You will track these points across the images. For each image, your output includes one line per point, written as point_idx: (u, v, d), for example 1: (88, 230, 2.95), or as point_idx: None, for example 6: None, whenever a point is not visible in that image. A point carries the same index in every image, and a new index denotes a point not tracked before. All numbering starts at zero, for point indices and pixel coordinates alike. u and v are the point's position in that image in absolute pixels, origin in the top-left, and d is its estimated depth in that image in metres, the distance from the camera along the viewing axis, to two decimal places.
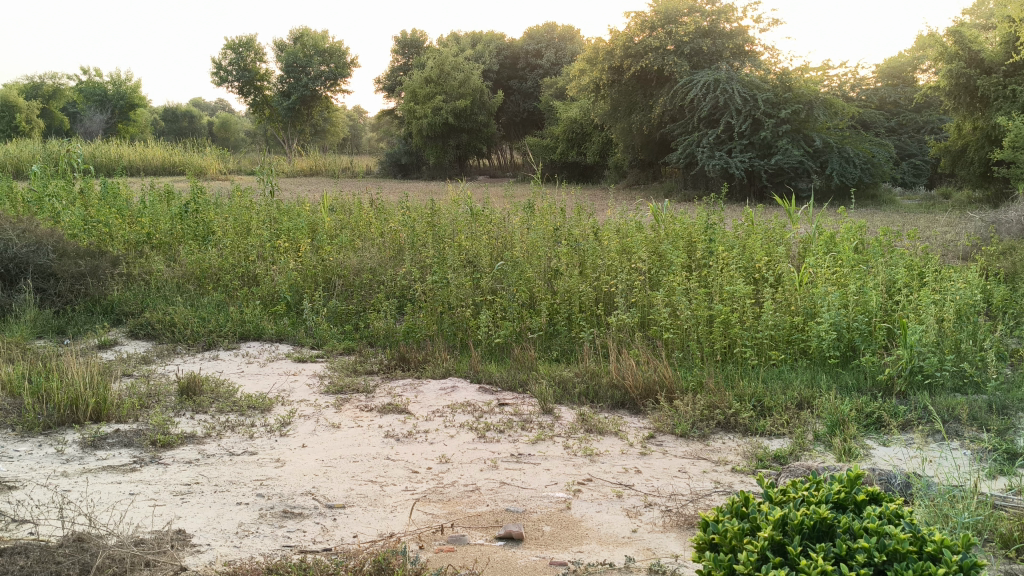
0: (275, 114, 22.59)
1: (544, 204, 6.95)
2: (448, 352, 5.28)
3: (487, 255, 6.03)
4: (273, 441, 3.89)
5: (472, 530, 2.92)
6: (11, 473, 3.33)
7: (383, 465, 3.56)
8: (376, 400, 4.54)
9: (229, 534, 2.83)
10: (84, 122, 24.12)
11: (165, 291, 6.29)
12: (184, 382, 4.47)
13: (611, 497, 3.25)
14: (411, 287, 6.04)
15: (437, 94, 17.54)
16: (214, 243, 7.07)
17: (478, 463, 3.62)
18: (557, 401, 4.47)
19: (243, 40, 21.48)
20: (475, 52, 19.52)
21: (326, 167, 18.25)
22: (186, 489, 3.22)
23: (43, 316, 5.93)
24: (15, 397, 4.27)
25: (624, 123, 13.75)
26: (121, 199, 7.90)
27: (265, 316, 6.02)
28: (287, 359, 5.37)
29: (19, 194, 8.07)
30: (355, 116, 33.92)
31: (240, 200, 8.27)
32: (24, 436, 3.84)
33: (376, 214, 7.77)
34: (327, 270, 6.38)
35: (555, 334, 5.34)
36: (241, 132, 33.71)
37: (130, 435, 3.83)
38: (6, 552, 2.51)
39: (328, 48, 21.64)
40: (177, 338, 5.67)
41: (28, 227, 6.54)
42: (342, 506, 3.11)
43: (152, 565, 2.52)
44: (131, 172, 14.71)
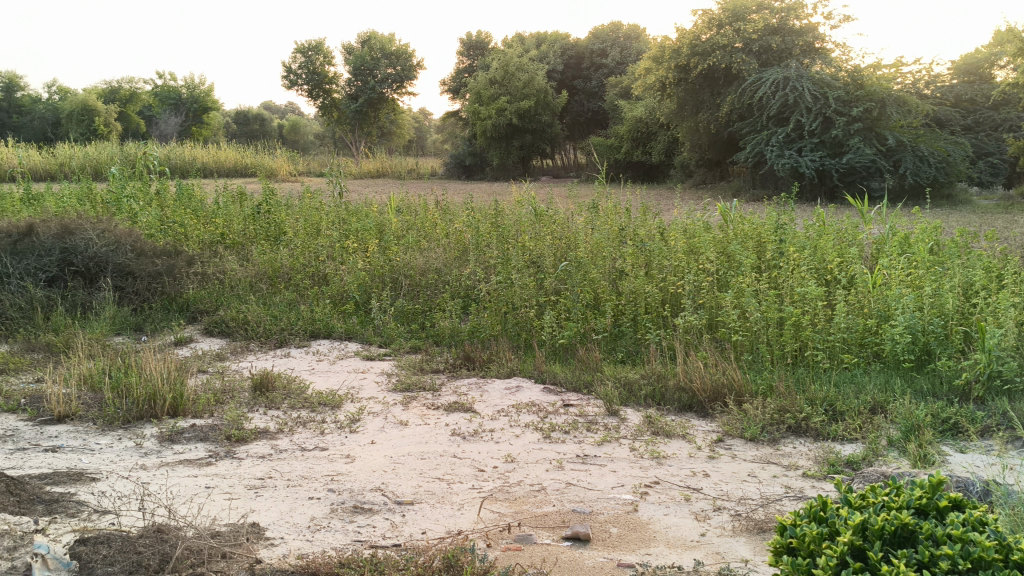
0: (343, 117, 22.90)
1: (609, 204, 6.90)
2: (512, 351, 5.29)
3: (551, 256, 6.01)
4: (343, 437, 3.95)
5: (540, 530, 2.92)
6: (94, 466, 3.44)
7: (450, 464, 3.58)
8: (443, 398, 4.57)
9: (301, 528, 2.87)
10: (159, 125, 24.79)
11: (238, 291, 6.43)
12: (257, 378, 4.57)
13: (679, 500, 3.21)
14: (476, 287, 6.06)
15: (503, 95, 17.60)
16: (285, 243, 7.21)
17: (544, 463, 3.61)
18: (624, 404, 4.44)
19: (312, 44, 21.86)
20: (541, 52, 19.55)
21: (392, 168, 18.48)
22: (259, 483, 3.29)
23: (121, 313, 6.10)
24: (96, 392, 4.42)
25: (690, 122, 13.61)
26: (196, 200, 8.12)
27: (334, 315, 6.12)
28: (355, 357, 5.44)
29: (99, 195, 8.33)
30: (420, 118, 34.27)
31: (310, 200, 8.43)
32: (105, 429, 3.96)
33: (442, 215, 7.81)
34: (394, 270, 6.44)
35: (621, 336, 5.30)
36: (310, 135, 34.31)
37: (206, 430, 3.93)
38: (89, 542, 2.60)
39: (395, 51, 21.89)
40: (250, 336, 5.81)
41: (108, 227, 6.76)
42: (411, 503, 3.13)
43: (228, 557, 2.57)
44: (205, 173, 15.08)
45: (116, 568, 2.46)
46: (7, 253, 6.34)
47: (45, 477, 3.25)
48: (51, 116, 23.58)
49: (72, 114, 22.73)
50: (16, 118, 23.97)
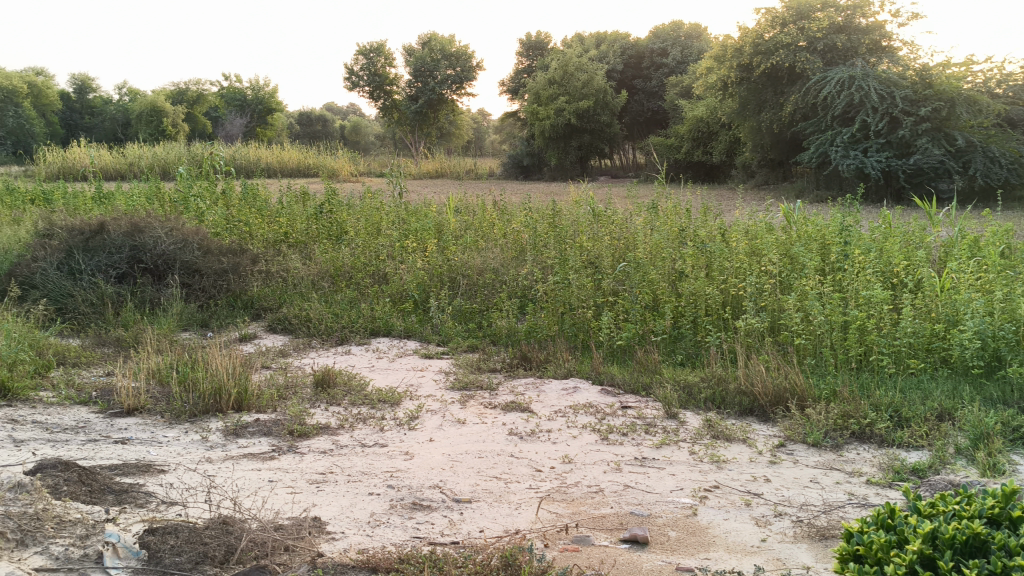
0: (403, 118, 23.12)
1: (669, 204, 6.84)
2: (569, 352, 5.29)
3: (610, 256, 5.97)
4: (402, 434, 3.99)
5: (597, 532, 2.91)
6: (162, 458, 3.53)
7: (507, 463, 3.59)
8: (500, 398, 4.58)
9: (361, 523, 2.91)
10: (225, 126, 25.30)
11: (301, 288, 6.55)
12: (320, 375, 4.65)
13: (739, 505, 3.17)
14: (533, 287, 6.06)
15: (561, 95, 17.56)
16: (347, 243, 7.31)
17: (602, 464, 3.60)
18: (683, 406, 4.39)
19: (374, 45, 22.11)
20: (600, 52, 19.47)
21: (451, 169, 18.59)
22: (321, 477, 3.34)
23: (188, 310, 6.26)
24: (163, 385, 4.54)
25: (753, 121, 13.45)
26: (260, 200, 8.26)
27: (393, 313, 6.18)
28: (414, 355, 5.50)
29: (167, 194, 8.53)
30: (478, 119, 34.36)
31: (371, 200, 8.53)
32: (172, 423, 4.06)
33: (500, 215, 7.82)
34: (452, 270, 6.47)
35: (680, 337, 5.24)
36: (371, 136, 34.66)
37: (269, 424, 4.01)
38: (158, 531, 2.67)
39: (454, 52, 21.98)
40: (312, 333, 5.91)
41: (176, 225, 6.92)
42: (469, 501, 3.15)
43: (291, 550, 2.61)
44: (268, 173, 15.36)
45: (183, 558, 2.53)
46: (79, 250, 6.52)
47: (115, 468, 3.34)
48: (122, 116, 24.23)
49: (142, 115, 23.30)
50: (88, 119, 24.69)
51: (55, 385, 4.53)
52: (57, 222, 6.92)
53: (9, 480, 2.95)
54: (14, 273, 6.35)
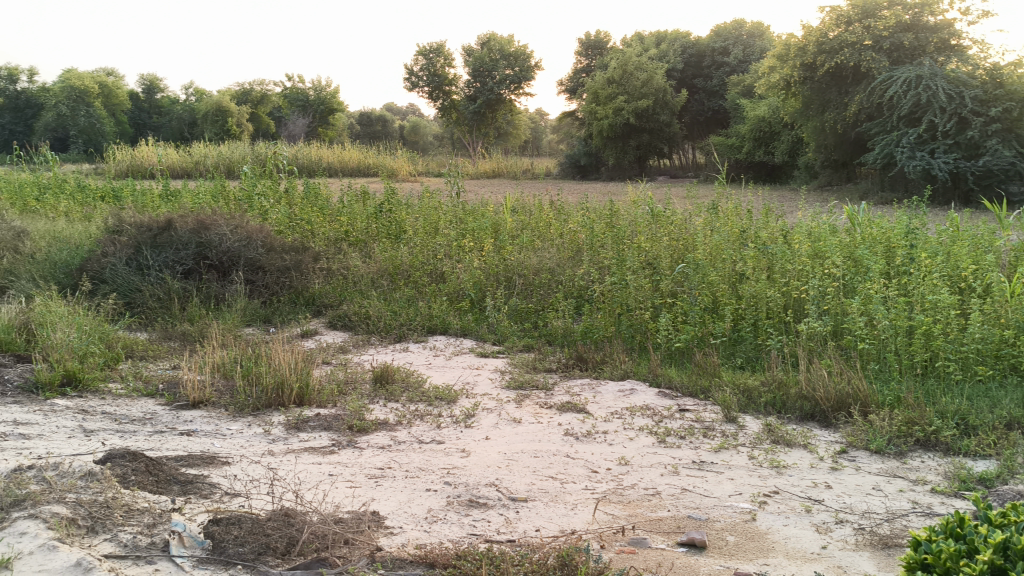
0: (461, 118, 23.26)
1: (730, 205, 6.75)
2: (626, 353, 5.27)
3: (668, 257, 5.92)
4: (459, 431, 4.01)
5: (654, 535, 2.89)
6: (225, 450, 3.60)
7: (563, 463, 3.59)
8: (556, 398, 4.58)
9: (419, 519, 2.93)
10: (287, 126, 25.72)
11: (361, 286, 6.64)
12: (379, 371, 4.71)
13: (799, 511, 3.12)
14: (589, 287, 6.03)
15: (620, 95, 17.45)
16: (405, 241, 7.38)
17: (659, 467, 3.57)
18: (743, 410, 4.34)
19: (434, 46, 22.27)
20: (660, 52, 19.31)
21: (509, 168, 18.63)
22: (379, 472, 3.38)
23: (251, 306, 6.39)
24: (227, 379, 4.64)
25: (817, 121, 13.24)
26: (322, 199, 8.38)
27: (450, 312, 6.21)
28: (470, 354, 5.53)
29: (231, 193, 8.69)
30: (536, 119, 34.36)
31: (429, 200, 8.59)
32: (236, 416, 4.14)
33: (557, 215, 7.82)
34: (508, 270, 6.48)
35: (739, 340, 5.18)
36: (430, 136, 34.89)
37: (329, 420, 4.07)
38: (222, 521, 2.73)
39: (513, 52, 21.98)
40: (371, 330, 5.99)
41: (241, 223, 7.06)
42: (525, 500, 3.16)
43: (350, 543, 2.65)
44: (329, 173, 15.58)
45: (247, 549, 2.58)
46: (148, 246, 6.68)
47: (181, 459, 3.42)
48: (188, 116, 24.78)
49: (207, 115, 23.80)
50: (156, 119, 25.33)
51: (124, 376, 4.66)
52: (127, 219, 7.10)
53: (81, 468, 3.04)
54: (85, 268, 6.54)
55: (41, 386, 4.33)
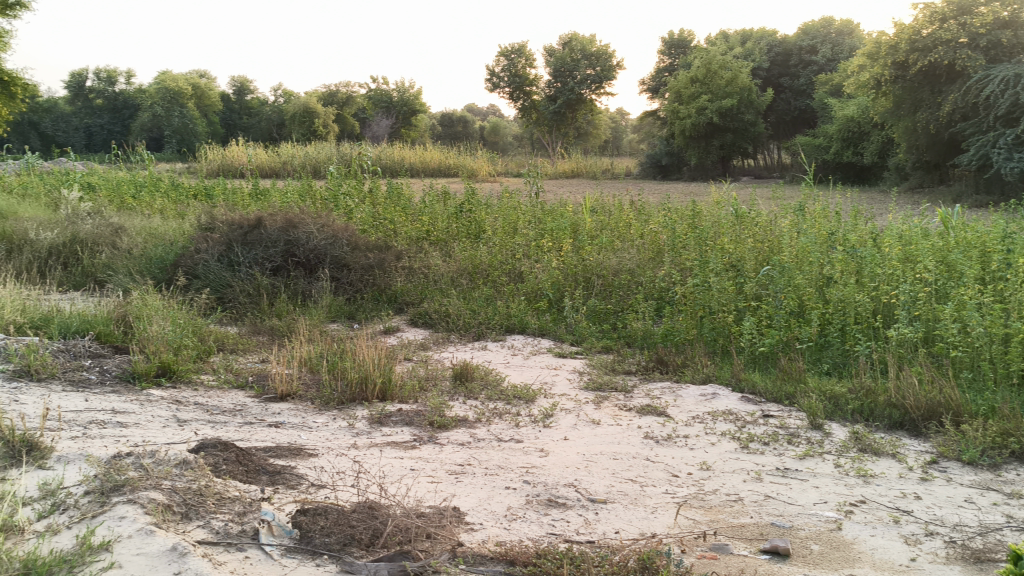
0: (542, 118, 23.30)
1: (818, 207, 6.61)
2: (708, 357, 5.18)
3: (752, 260, 5.82)
4: (538, 430, 4.03)
5: (736, 541, 2.85)
6: (312, 442, 3.69)
7: (643, 466, 3.57)
8: (636, 400, 4.55)
9: (498, 516, 2.95)
10: (371, 127, 26.16)
11: (442, 284, 6.71)
12: (458, 368, 4.76)
13: (887, 522, 3.04)
14: (670, 288, 5.96)
15: (703, 94, 17.22)
16: (484, 241, 7.43)
17: (741, 473, 3.52)
18: (828, 417, 4.24)
19: (515, 47, 22.38)
20: (746, 50, 19.00)
21: (589, 168, 18.58)
22: (459, 469, 3.41)
23: (336, 302, 6.55)
24: (313, 373, 4.77)
25: (908, 121, 12.85)
26: (404, 199, 8.50)
27: (528, 312, 6.23)
28: (548, 354, 5.54)
29: (317, 192, 8.88)
30: (617, 119, 34.20)
31: (509, 200, 8.65)
32: (321, 409, 4.25)
33: (637, 216, 7.77)
34: (587, 270, 6.47)
35: (826, 345, 5.05)
36: (510, 136, 35.04)
37: (411, 415, 4.14)
38: (309, 512, 2.80)
39: (595, 52, 21.83)
40: (451, 328, 6.07)
41: (327, 222, 7.22)
42: (604, 502, 3.15)
43: (433, 538, 2.68)
44: (411, 173, 15.79)
45: (332, 539, 2.65)
46: (238, 243, 6.88)
47: (270, 450, 3.52)
48: (276, 117, 25.37)
49: (295, 116, 24.35)
50: (246, 119, 26.10)
51: (216, 369, 4.81)
52: (219, 217, 7.32)
53: (176, 456, 3.16)
54: (179, 263, 6.77)
55: (138, 376, 4.51)
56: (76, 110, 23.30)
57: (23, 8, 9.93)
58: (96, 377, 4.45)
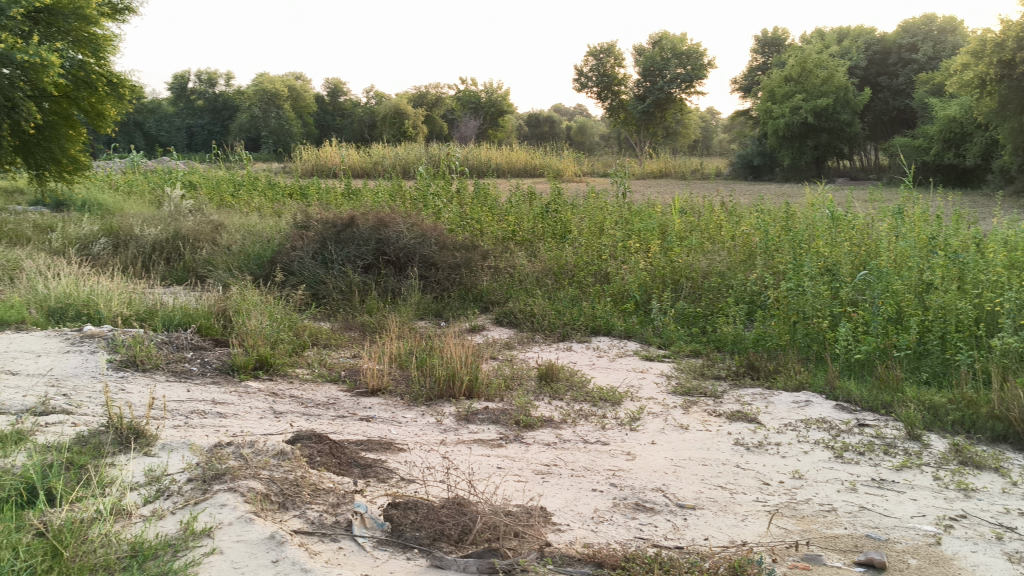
0: (630, 118, 23.14)
1: (919, 210, 6.39)
2: (800, 363, 5.06)
3: (848, 264, 5.67)
4: (625, 433, 4.01)
5: (830, 552, 2.79)
6: (401, 437, 3.76)
7: (733, 473, 3.52)
8: (726, 406, 4.49)
9: (585, 518, 2.95)
10: (459, 127, 26.40)
11: (527, 284, 6.73)
12: (544, 368, 4.77)
13: (989, 538, 2.93)
14: (762, 293, 5.85)
15: (797, 94, 16.85)
16: (570, 241, 7.42)
17: (835, 483, 3.44)
18: (927, 428, 4.10)
19: (604, 47, 22.32)
20: (842, 48, 18.51)
21: (677, 169, 18.40)
22: (546, 469, 3.42)
23: (424, 300, 6.64)
24: (403, 369, 4.86)
25: (1014, 121, 12.31)
26: (491, 199, 8.56)
27: (615, 313, 6.21)
28: (634, 356, 5.51)
29: (407, 193, 9.02)
30: (707, 118, 33.70)
31: (596, 201, 8.63)
32: (410, 405, 4.32)
33: (728, 217, 7.65)
34: (676, 271, 6.40)
35: (925, 353, 4.88)
36: (597, 137, 34.87)
37: (498, 413, 4.17)
38: (400, 505, 2.85)
39: (686, 50, 21.40)
40: (536, 328, 6.10)
41: (416, 221, 7.33)
42: (693, 507, 3.12)
43: (521, 536, 2.70)
44: (498, 173, 15.90)
45: (422, 534, 2.69)
46: (332, 241, 7.05)
47: (361, 443, 3.59)
48: (368, 119, 25.84)
49: (386, 117, 24.76)
50: (339, 120, 26.71)
51: (310, 363, 4.94)
52: (313, 216, 7.51)
53: (274, 447, 3.26)
54: (276, 260, 6.98)
55: (237, 368, 4.66)
56: (179, 112, 24.27)
57: (131, 13, 10.34)
58: (197, 369, 4.62)
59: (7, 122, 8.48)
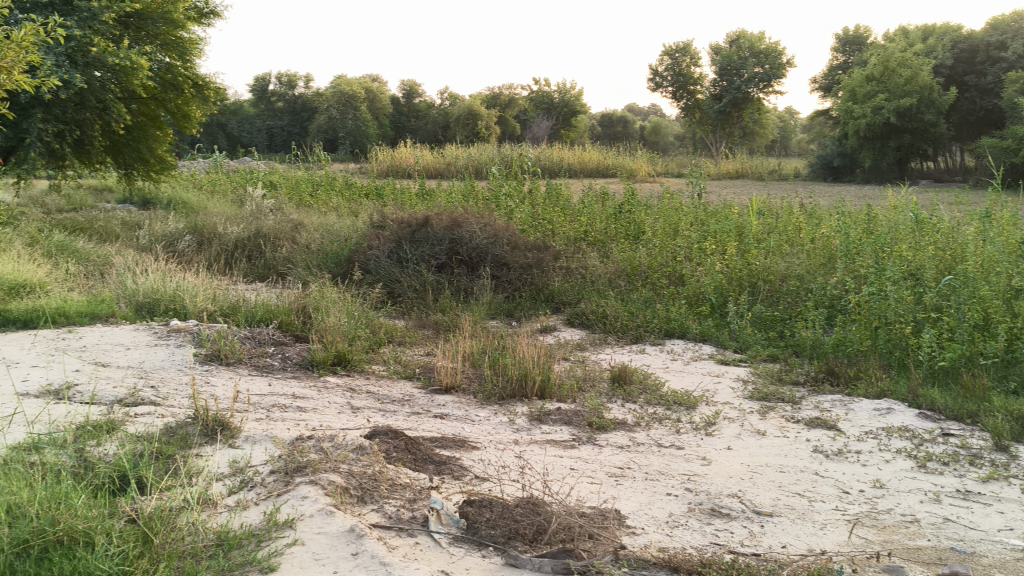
0: (705, 118, 22.88)
1: (1007, 212, 6.17)
2: (882, 370, 4.94)
3: (933, 268, 5.51)
4: (700, 438, 3.97)
5: (912, 563, 2.73)
6: (475, 435, 3.80)
7: (811, 480, 3.46)
8: (804, 412, 4.41)
9: (660, 522, 2.94)
10: (532, 128, 26.43)
11: (600, 285, 6.70)
12: (617, 371, 4.76)
13: None
14: (842, 297, 5.73)
15: (879, 93, 16.44)
16: (644, 242, 7.37)
17: (918, 494, 3.35)
18: (1015, 439, 3.96)
19: (680, 46, 22.14)
20: (927, 47, 17.98)
21: (753, 169, 18.14)
22: (620, 472, 3.42)
23: (496, 300, 6.69)
24: (475, 368, 4.90)
25: None
26: (563, 199, 8.57)
27: (690, 316, 6.14)
28: (710, 360, 5.45)
29: (480, 193, 9.08)
30: (784, 117, 33.08)
31: (670, 201, 8.55)
32: (483, 404, 4.36)
33: (807, 219, 7.50)
34: (753, 274, 6.31)
35: (1014, 362, 4.71)
36: (671, 136, 34.54)
37: (570, 414, 4.18)
38: (475, 503, 2.89)
39: (764, 49, 20.95)
40: (609, 330, 6.09)
41: (489, 221, 7.37)
42: (770, 514, 3.08)
43: (595, 538, 2.71)
44: (570, 173, 15.90)
45: (497, 532, 2.72)
46: (406, 240, 7.15)
47: (436, 440, 3.64)
48: (442, 120, 26.11)
49: (460, 118, 24.96)
50: (414, 121, 27.05)
51: (385, 360, 5.02)
52: (389, 215, 7.63)
53: (352, 442, 3.33)
54: (353, 259, 7.12)
55: (316, 364, 4.77)
56: (260, 113, 24.94)
57: (216, 17, 10.65)
58: (278, 364, 4.74)
59: (98, 123, 8.79)
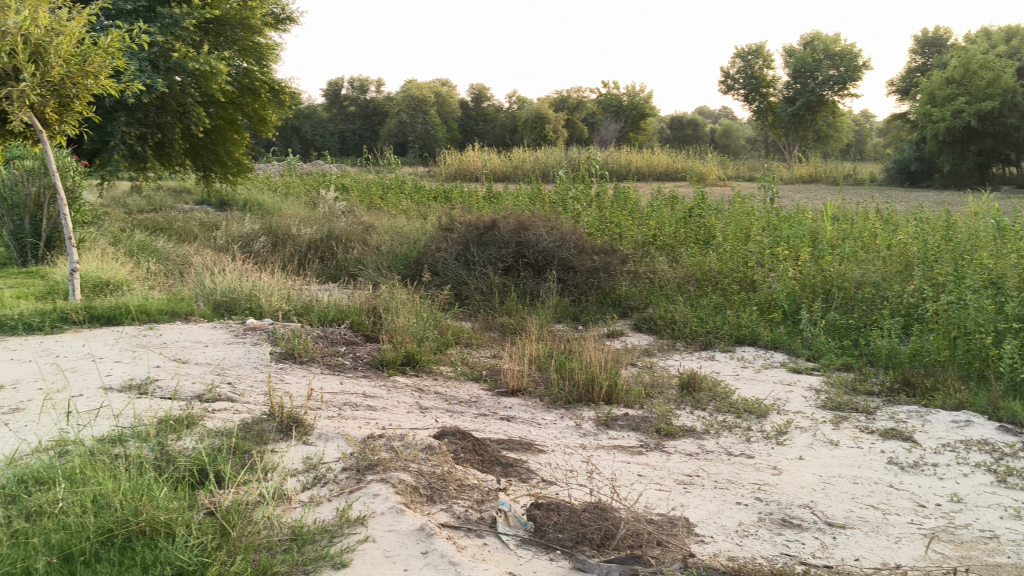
0: (777, 121, 22.54)
1: None
2: (961, 381, 4.80)
3: (1016, 277, 5.35)
4: (770, 447, 3.92)
5: None
6: (542, 438, 3.81)
7: (886, 493, 3.39)
8: (878, 423, 4.32)
9: (729, 531, 2.92)
10: (600, 131, 26.33)
11: (668, 290, 6.66)
12: (686, 378, 4.73)
13: None
14: (919, 305, 5.58)
15: (960, 96, 16.00)
16: (714, 247, 7.29)
17: (998, 509, 3.26)
18: None
19: (752, 48, 21.88)
20: (1012, 48, 17.43)
21: (827, 173, 17.77)
22: (688, 479, 3.40)
23: (562, 303, 6.69)
24: (542, 371, 4.92)
25: None
26: (631, 203, 8.53)
27: (761, 322, 6.05)
28: (781, 368, 5.37)
29: (547, 196, 9.10)
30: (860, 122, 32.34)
31: (741, 205, 8.44)
32: (550, 407, 4.38)
33: (883, 225, 7.34)
34: (827, 280, 6.21)
35: None
36: (743, 140, 34.05)
37: (637, 420, 4.16)
38: (543, 506, 2.91)
39: (840, 51, 20.60)
40: (677, 335, 6.05)
41: (556, 224, 7.38)
42: (843, 526, 3.03)
43: (664, 545, 2.70)
44: (639, 176, 15.81)
45: (565, 535, 2.73)
46: (474, 243, 7.21)
47: (503, 442, 3.66)
48: (510, 124, 26.23)
49: (528, 121, 25.04)
50: (482, 125, 27.24)
51: (453, 361, 5.07)
52: (457, 218, 7.71)
53: (422, 442, 3.38)
54: (422, 261, 7.21)
55: (386, 364, 4.84)
56: (333, 117, 25.42)
57: (292, 23, 10.90)
58: (349, 363, 4.83)
59: (179, 126, 9.06)
